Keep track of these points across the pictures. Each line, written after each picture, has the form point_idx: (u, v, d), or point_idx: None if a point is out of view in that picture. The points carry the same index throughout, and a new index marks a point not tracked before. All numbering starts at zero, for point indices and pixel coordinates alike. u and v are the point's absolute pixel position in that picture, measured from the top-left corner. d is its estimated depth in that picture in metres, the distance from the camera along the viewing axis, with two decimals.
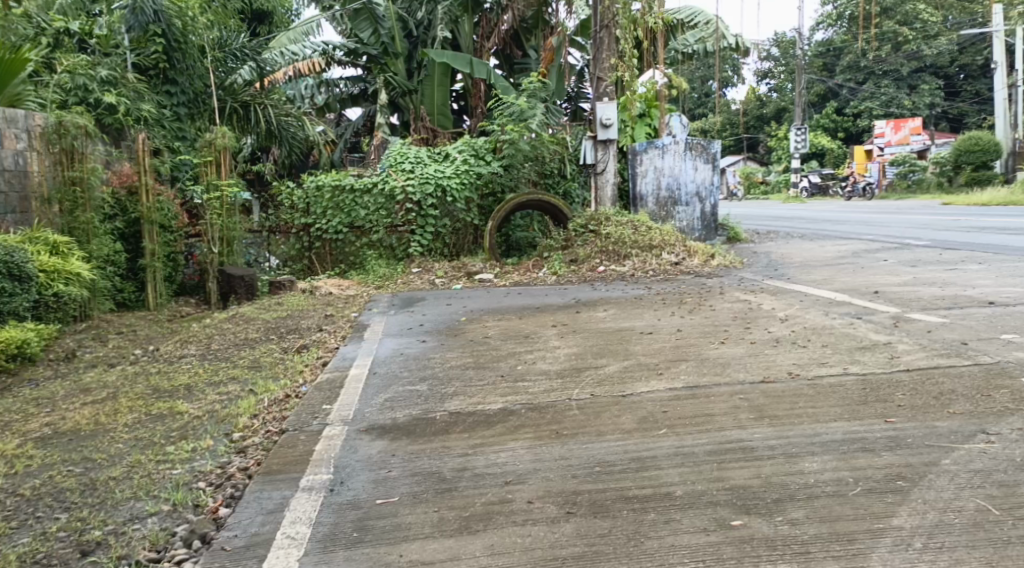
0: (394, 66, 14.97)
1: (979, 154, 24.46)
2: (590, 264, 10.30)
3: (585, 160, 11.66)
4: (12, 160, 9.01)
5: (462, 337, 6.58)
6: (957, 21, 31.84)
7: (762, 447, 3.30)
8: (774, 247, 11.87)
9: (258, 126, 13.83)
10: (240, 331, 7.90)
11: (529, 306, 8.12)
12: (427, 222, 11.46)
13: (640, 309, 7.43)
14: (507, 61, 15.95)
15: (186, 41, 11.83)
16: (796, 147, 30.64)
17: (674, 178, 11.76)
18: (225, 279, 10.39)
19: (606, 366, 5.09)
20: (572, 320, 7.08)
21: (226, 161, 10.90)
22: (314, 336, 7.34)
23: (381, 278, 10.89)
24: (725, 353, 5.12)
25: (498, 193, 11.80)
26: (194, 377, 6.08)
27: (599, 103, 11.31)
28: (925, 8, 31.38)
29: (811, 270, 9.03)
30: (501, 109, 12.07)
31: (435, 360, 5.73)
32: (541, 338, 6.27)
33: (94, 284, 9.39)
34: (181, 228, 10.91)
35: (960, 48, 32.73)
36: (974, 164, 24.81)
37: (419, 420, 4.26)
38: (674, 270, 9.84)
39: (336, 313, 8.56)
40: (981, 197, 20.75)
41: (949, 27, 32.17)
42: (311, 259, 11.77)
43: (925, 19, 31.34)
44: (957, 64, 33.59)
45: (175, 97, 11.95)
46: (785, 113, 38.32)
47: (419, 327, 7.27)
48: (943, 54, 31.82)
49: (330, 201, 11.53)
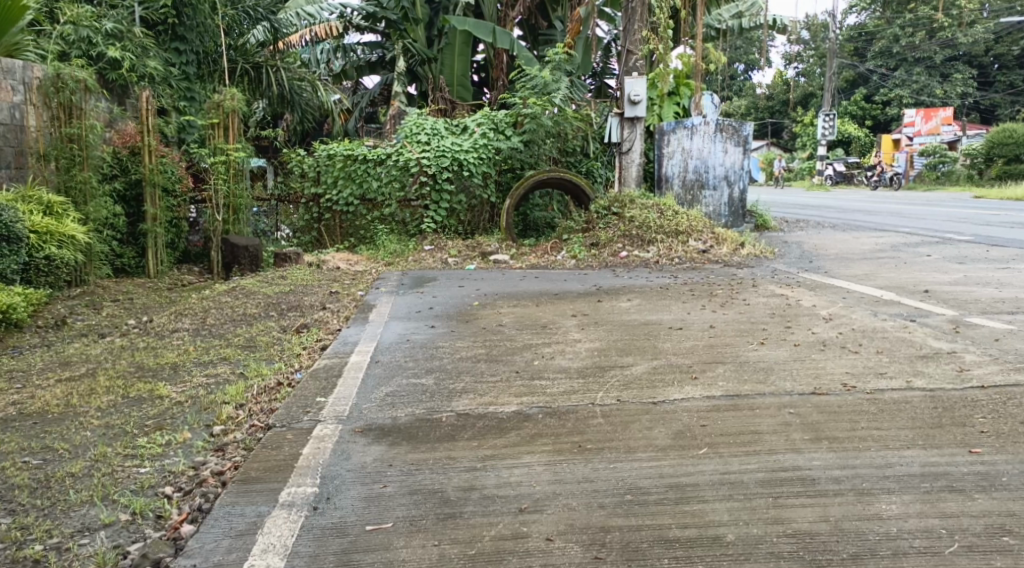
0: (413, 33, 14.46)
1: (1012, 146, 24.01)
2: (612, 248, 9.76)
3: (611, 138, 11.15)
4: (8, 114, 8.60)
5: (474, 324, 6.09)
6: (994, 9, 30.96)
7: (825, 480, 2.89)
8: (805, 237, 11.32)
9: (271, 90, 13.32)
10: (239, 305, 7.42)
11: (546, 292, 7.62)
12: (442, 198, 10.90)
13: (666, 300, 6.92)
14: (532, 33, 15.32)
15: None
16: (822, 133, 29.84)
17: (702, 160, 11.14)
18: (228, 249, 9.93)
19: (633, 367, 4.64)
20: (594, 310, 6.57)
21: (233, 125, 10.38)
22: (316, 314, 6.86)
23: (391, 254, 10.41)
24: (767, 360, 4.61)
25: (518, 170, 11.23)
26: (183, 355, 5.59)
27: (627, 78, 10.73)
28: None
29: (849, 264, 8.52)
30: (523, 80, 11.52)
31: (444, 350, 5.23)
32: (560, 330, 5.76)
33: (89, 247, 8.92)
34: (185, 193, 10.43)
35: (996, 37, 31.81)
36: (1007, 158, 24.43)
37: (423, 421, 3.77)
38: (702, 259, 9.29)
39: (341, 290, 8.08)
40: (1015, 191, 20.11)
41: (985, 17, 31.30)
42: (320, 231, 11.39)
43: (962, 6, 30.44)
44: (992, 54, 32.74)
45: (184, 55, 11.47)
46: (811, 99, 37.40)
47: (428, 310, 6.76)
48: (979, 42, 30.92)
49: (341, 171, 11.03)
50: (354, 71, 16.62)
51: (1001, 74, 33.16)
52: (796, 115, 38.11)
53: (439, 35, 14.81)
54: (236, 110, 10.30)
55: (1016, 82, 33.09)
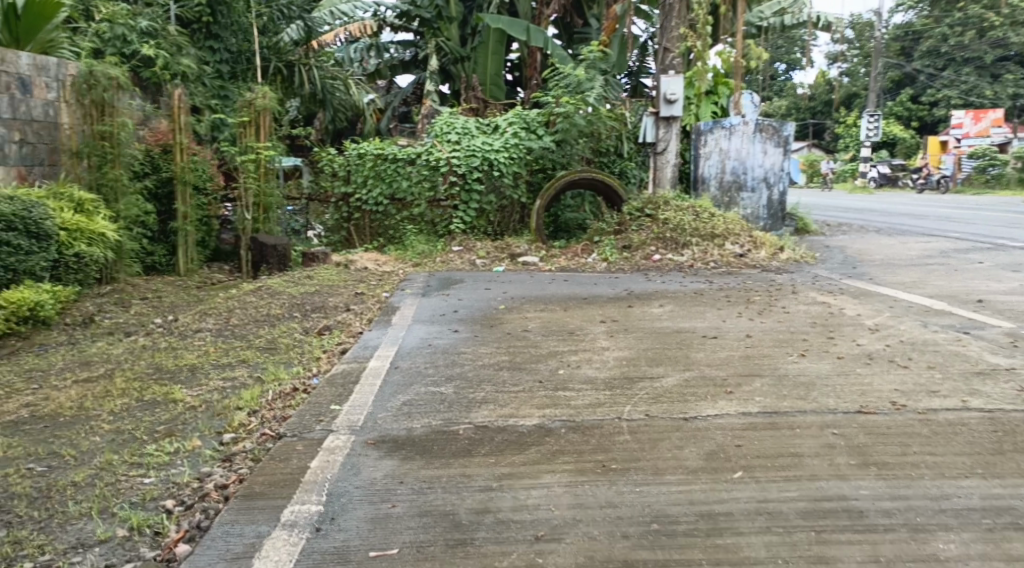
0: (447, 31, 14.34)
1: None
2: (644, 251, 9.52)
3: (645, 138, 10.92)
4: (42, 111, 8.63)
5: (499, 329, 5.91)
6: None
7: (875, 514, 2.72)
8: (847, 242, 11.00)
9: (303, 88, 13.28)
10: (264, 306, 7.29)
11: (575, 296, 7.41)
12: (472, 198, 10.77)
13: (700, 306, 6.68)
14: (567, 31, 15.10)
15: None
16: (866, 134, 29.16)
17: (740, 161, 10.84)
18: (256, 248, 9.83)
19: (664, 379, 4.43)
20: (624, 316, 6.35)
21: (266, 123, 10.23)
22: (339, 316, 6.72)
23: (419, 254, 10.27)
24: (806, 377, 4.36)
25: (549, 170, 11.02)
26: (203, 357, 5.46)
27: (664, 77, 10.50)
28: None
29: (895, 271, 8.30)
30: (556, 79, 11.31)
31: (466, 356, 5.06)
32: (588, 336, 5.55)
33: (120, 245, 8.82)
34: (216, 191, 10.38)
35: None
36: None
37: (439, 433, 3.58)
38: (738, 264, 9.02)
39: (367, 291, 7.94)
40: None
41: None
42: (350, 230, 11.26)
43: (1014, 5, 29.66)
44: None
45: (218, 53, 11.45)
46: (855, 99, 36.63)
47: (452, 313, 6.59)
48: None
49: (371, 170, 10.92)
50: (388, 70, 16.52)
51: None
52: (839, 116, 37.34)
53: (473, 33, 14.63)
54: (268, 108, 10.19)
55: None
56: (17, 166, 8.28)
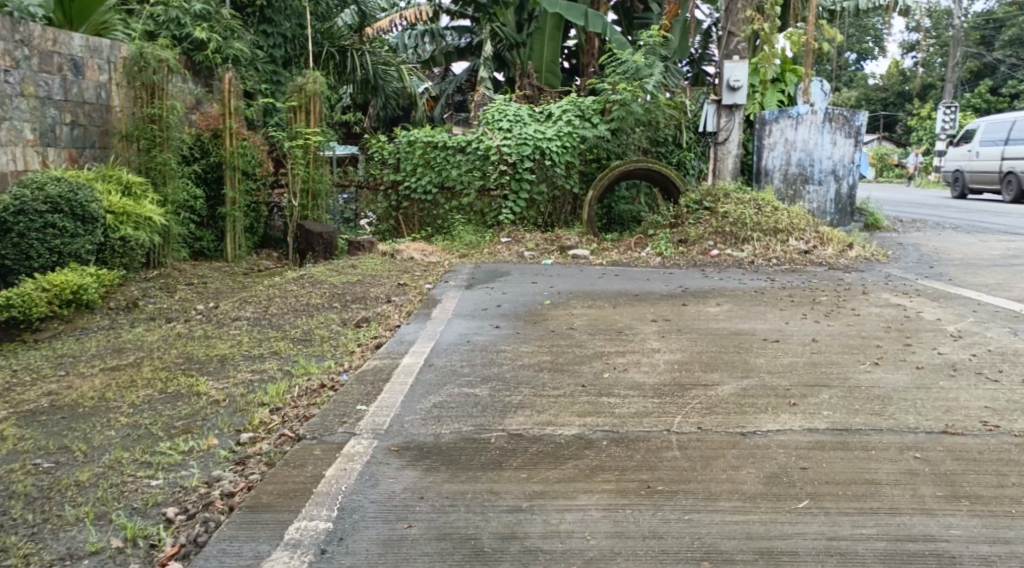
0: (502, 16, 14.00)
1: None
2: (702, 246, 9.10)
3: (706, 128, 10.48)
4: (93, 93, 8.50)
5: (542, 327, 5.63)
6: None
7: (969, 560, 2.44)
8: (921, 241, 10.43)
9: (356, 73, 12.97)
10: (304, 295, 7.08)
11: (627, 292, 7.06)
12: (522, 187, 10.44)
13: (760, 307, 6.28)
14: (627, 16, 14.57)
15: None
16: (941, 127, 27.95)
17: (807, 153, 10.32)
18: (303, 234, 9.62)
19: (719, 387, 4.08)
20: (677, 315, 6.00)
21: (316, 109, 10.09)
22: (380, 308, 6.48)
23: (467, 245, 10.01)
24: (879, 389, 3.95)
25: (604, 161, 10.65)
26: (235, 346, 5.24)
27: (728, 63, 10.03)
28: None
29: (975, 273, 7.93)
30: (614, 65, 10.91)
31: (506, 356, 4.76)
32: (637, 338, 5.25)
33: (168, 229, 8.69)
34: (264, 177, 10.27)
35: None
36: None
37: (469, 442, 3.28)
38: (803, 261, 8.55)
39: (412, 281, 7.70)
40: None
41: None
42: (398, 220, 11.04)
43: None
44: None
45: (272, 37, 11.34)
46: (930, 90, 35.24)
47: (496, 308, 6.31)
48: None
49: (421, 158, 10.71)
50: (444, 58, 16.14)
51: None
52: (912, 107, 35.95)
53: (530, 19, 14.24)
54: (318, 93, 10.06)
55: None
56: (67, 149, 8.14)
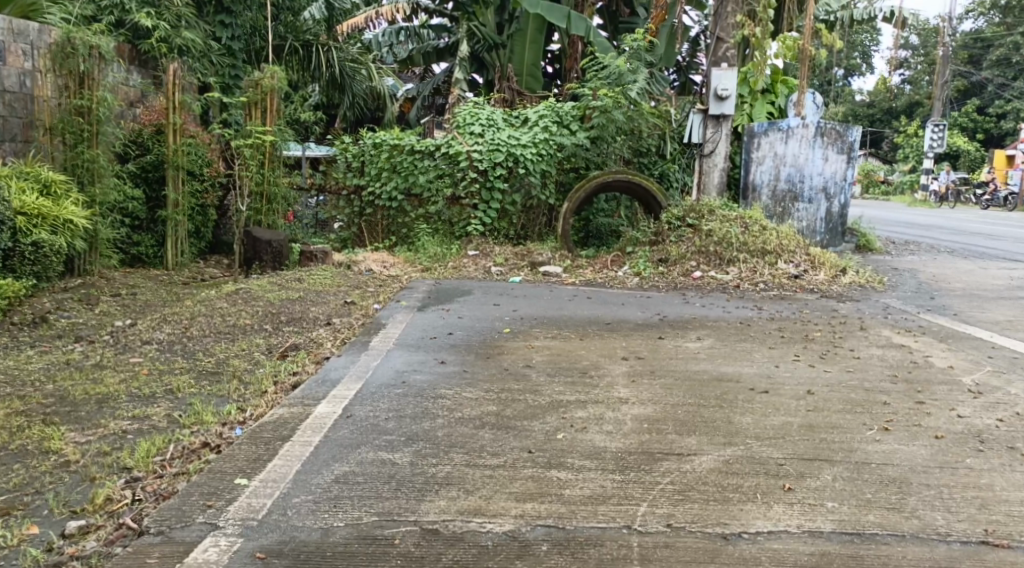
0: (482, 16, 13.35)
1: None
2: (683, 266, 8.37)
3: (692, 138, 9.75)
4: (16, 81, 7.62)
5: (494, 364, 4.87)
6: None
7: None
8: (918, 266, 9.78)
9: (321, 71, 12.22)
10: (232, 313, 6.13)
11: (595, 319, 6.30)
12: (493, 197, 9.66)
13: (747, 344, 5.56)
14: (612, 20, 13.74)
15: None
16: (930, 144, 28.11)
17: (797, 169, 9.62)
18: (250, 242, 8.78)
19: (697, 458, 3.32)
20: (651, 352, 5.25)
21: (272, 107, 9.32)
22: (314, 332, 5.65)
23: (431, 257, 9.20)
24: (895, 468, 3.28)
25: (581, 170, 9.89)
26: (126, 382, 4.30)
27: (715, 70, 9.30)
28: None
29: (982, 306, 7.32)
30: (595, 70, 10.17)
31: (443, 403, 3.95)
32: (602, 383, 4.55)
33: (95, 233, 7.81)
34: (213, 177, 9.34)
35: None
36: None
37: (365, 545, 2.55)
38: (793, 286, 7.85)
39: (360, 299, 6.88)
40: None
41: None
42: (361, 227, 10.23)
43: None
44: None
45: (229, 29, 10.41)
46: (917, 108, 34.99)
47: (445, 337, 5.51)
48: None
49: (386, 162, 9.86)
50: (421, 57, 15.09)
51: None
52: (898, 124, 35.50)
53: (510, 19, 13.48)
54: (275, 89, 9.26)
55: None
56: None
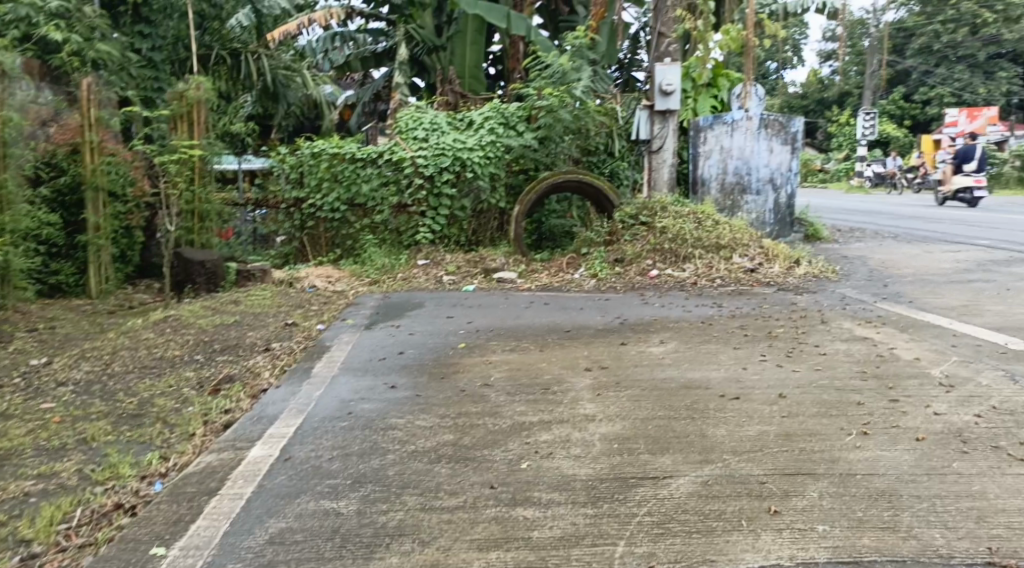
0: (420, 18, 12.88)
1: None
2: (639, 265, 8.14)
3: (638, 135, 9.44)
4: None
5: (450, 385, 4.53)
6: None
7: None
8: (869, 252, 9.74)
9: (252, 81, 11.79)
10: (160, 345, 5.69)
11: (554, 327, 6.02)
12: (441, 203, 9.32)
13: (711, 346, 5.33)
14: (552, 19, 13.54)
15: None
16: (863, 133, 28.58)
17: (744, 162, 9.47)
18: (182, 264, 8.29)
19: (674, 482, 3.04)
20: (615, 361, 4.98)
21: (201, 119, 8.85)
22: (251, 360, 5.25)
23: (380, 269, 8.81)
24: (882, 479, 3.04)
25: (531, 172, 9.59)
26: (34, 433, 3.87)
27: (659, 65, 9.14)
28: None
29: (936, 291, 7.25)
30: (538, 69, 9.94)
31: (394, 436, 3.61)
32: (566, 399, 4.25)
33: (8, 263, 6.98)
34: (137, 198, 8.83)
35: None
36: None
37: None
38: (750, 280, 7.68)
39: (301, 320, 6.49)
40: None
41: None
42: (303, 241, 9.78)
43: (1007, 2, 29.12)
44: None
45: (149, 40, 9.92)
46: (848, 98, 35.68)
47: (397, 355, 5.19)
48: None
49: (327, 172, 9.44)
50: (358, 62, 14.57)
51: None
52: (832, 114, 36.12)
53: (450, 21, 13.11)
54: (201, 102, 8.81)
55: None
56: None
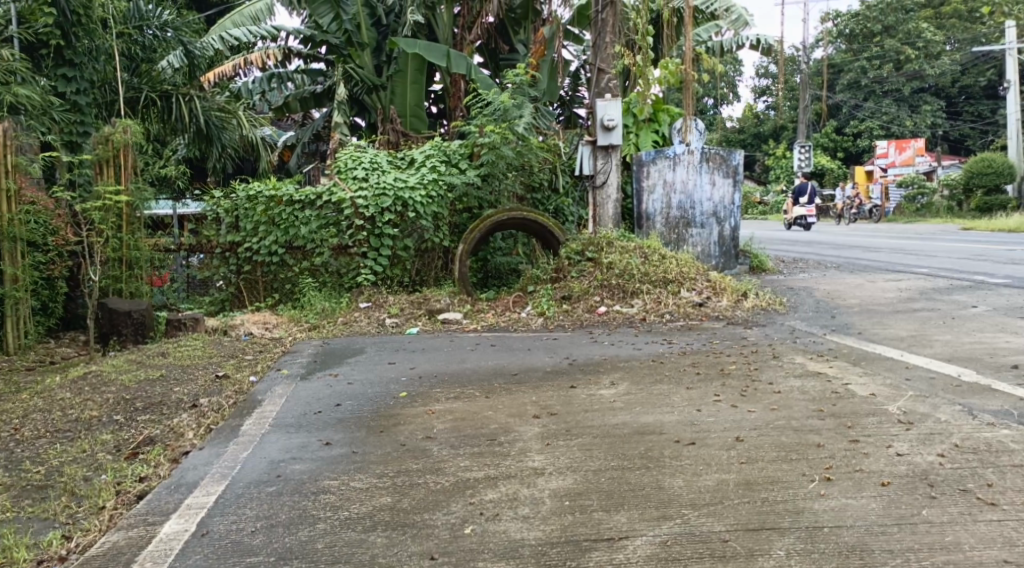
0: (359, 58, 12.51)
1: (992, 177, 23.18)
2: (587, 302, 7.95)
3: (582, 171, 9.38)
4: None
5: (389, 440, 4.22)
6: (957, 42, 30.91)
7: None
8: (814, 283, 9.75)
9: (184, 123, 11.06)
10: (75, 406, 5.26)
11: (500, 371, 5.76)
12: (383, 243, 8.97)
13: (662, 386, 5.13)
14: (492, 58, 13.41)
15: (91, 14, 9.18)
16: (799, 166, 29.21)
17: (687, 195, 9.43)
18: (107, 315, 7.83)
19: (632, 547, 2.84)
20: (564, 406, 4.74)
21: (129, 163, 8.46)
22: (175, 420, 4.86)
23: (320, 313, 8.42)
24: (849, 531, 2.86)
25: (475, 210, 9.39)
26: None
27: (599, 100, 9.06)
28: (928, 28, 30.37)
29: (884, 321, 7.20)
30: (478, 106, 9.80)
31: (326, 502, 3.32)
32: (513, 451, 3.98)
33: None
34: (58, 247, 8.37)
35: (962, 69, 31.31)
36: (986, 188, 23.54)
37: None
38: (699, 315, 7.55)
39: (232, 371, 6.11)
40: (1004, 224, 19.21)
41: (950, 49, 30.96)
42: (239, 286, 9.28)
43: (928, 38, 30.28)
44: (959, 86, 31.86)
45: (74, 83, 9.43)
46: (783, 132, 36.56)
47: (336, 409, 4.86)
48: (946, 74, 30.48)
49: (263, 215, 9.05)
50: (297, 102, 14.16)
51: (969, 105, 32.31)
52: (768, 148, 36.93)
53: (389, 61, 12.97)
54: (130, 144, 8.43)
55: (984, 112, 32.03)
56: None
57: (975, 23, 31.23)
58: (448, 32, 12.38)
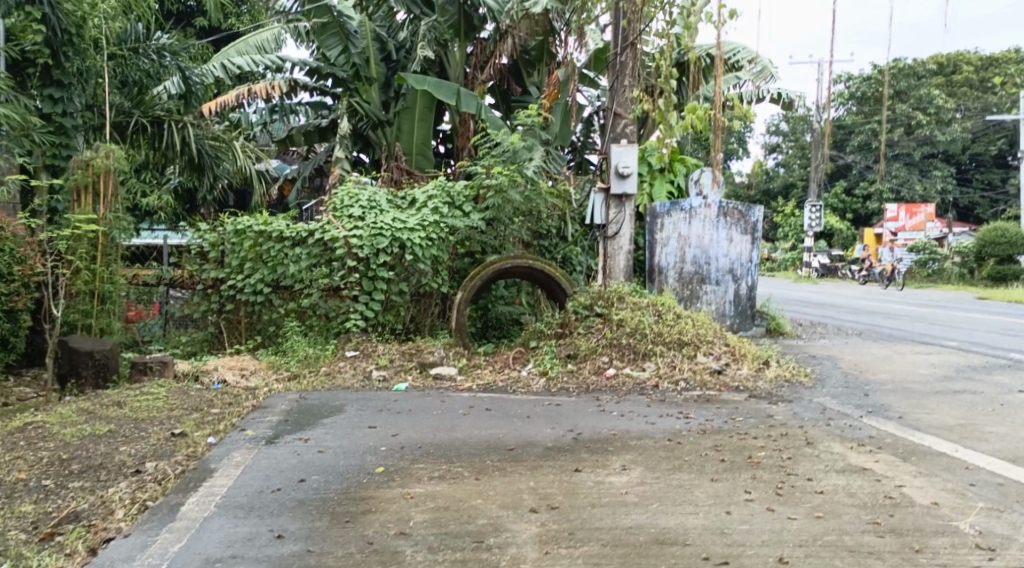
0: (365, 92, 11.95)
1: (1006, 247, 22.65)
2: (595, 362, 7.24)
3: (592, 220, 8.73)
4: None
5: (354, 535, 3.49)
6: (967, 110, 30.67)
7: None
8: (838, 352, 9.04)
9: (177, 152, 10.36)
10: (3, 466, 4.53)
11: (491, 443, 5.03)
12: (376, 286, 8.28)
13: (679, 475, 4.40)
14: (503, 99, 12.83)
15: (81, 34, 8.42)
16: (810, 225, 28.60)
17: (702, 251, 8.78)
18: (65, 355, 7.10)
19: None
20: (567, 496, 4.02)
21: (109, 191, 7.69)
22: (112, 490, 4.11)
23: (302, 360, 7.72)
24: None
25: (477, 255, 8.73)
26: None
27: (614, 146, 8.43)
28: (939, 95, 30.08)
29: (921, 402, 6.51)
30: (487, 146, 9.21)
31: None
32: (505, 561, 3.29)
33: None
34: (24, 277, 7.49)
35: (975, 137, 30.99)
36: (999, 258, 23.01)
37: None
38: (717, 384, 6.83)
39: (189, 428, 5.35)
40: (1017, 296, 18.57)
41: (961, 116, 30.65)
42: (220, 326, 8.58)
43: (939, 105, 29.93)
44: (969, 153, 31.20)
45: (61, 104, 8.63)
46: (791, 190, 36.08)
47: (297, 486, 4.13)
48: (957, 141, 30.11)
49: (251, 251, 8.39)
50: (300, 137, 13.58)
51: (979, 174, 31.87)
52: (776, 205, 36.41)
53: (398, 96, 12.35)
54: (112, 170, 7.70)
55: (994, 181, 31.63)
56: None
57: (986, 92, 30.84)
58: (459, 72, 11.89)
